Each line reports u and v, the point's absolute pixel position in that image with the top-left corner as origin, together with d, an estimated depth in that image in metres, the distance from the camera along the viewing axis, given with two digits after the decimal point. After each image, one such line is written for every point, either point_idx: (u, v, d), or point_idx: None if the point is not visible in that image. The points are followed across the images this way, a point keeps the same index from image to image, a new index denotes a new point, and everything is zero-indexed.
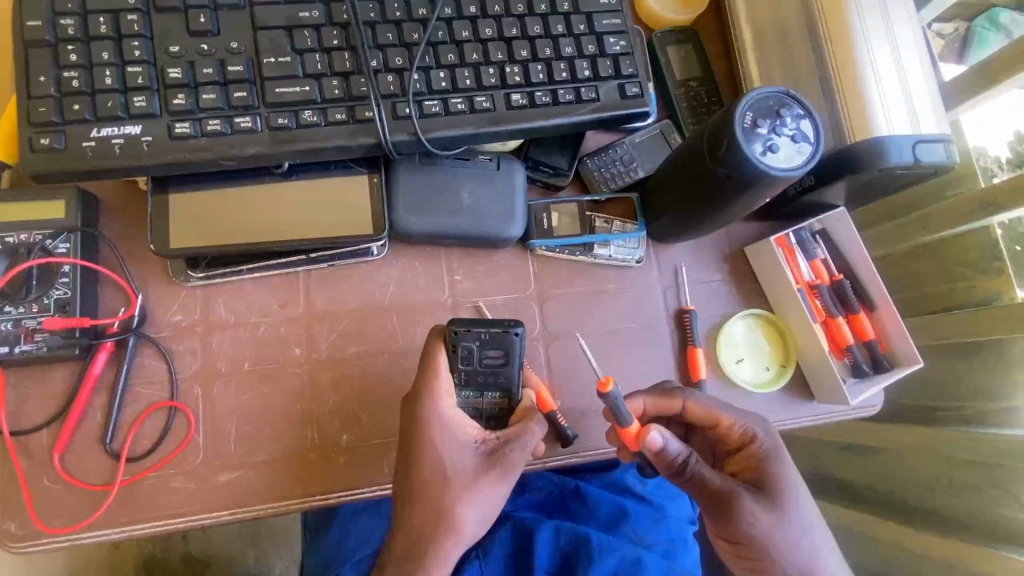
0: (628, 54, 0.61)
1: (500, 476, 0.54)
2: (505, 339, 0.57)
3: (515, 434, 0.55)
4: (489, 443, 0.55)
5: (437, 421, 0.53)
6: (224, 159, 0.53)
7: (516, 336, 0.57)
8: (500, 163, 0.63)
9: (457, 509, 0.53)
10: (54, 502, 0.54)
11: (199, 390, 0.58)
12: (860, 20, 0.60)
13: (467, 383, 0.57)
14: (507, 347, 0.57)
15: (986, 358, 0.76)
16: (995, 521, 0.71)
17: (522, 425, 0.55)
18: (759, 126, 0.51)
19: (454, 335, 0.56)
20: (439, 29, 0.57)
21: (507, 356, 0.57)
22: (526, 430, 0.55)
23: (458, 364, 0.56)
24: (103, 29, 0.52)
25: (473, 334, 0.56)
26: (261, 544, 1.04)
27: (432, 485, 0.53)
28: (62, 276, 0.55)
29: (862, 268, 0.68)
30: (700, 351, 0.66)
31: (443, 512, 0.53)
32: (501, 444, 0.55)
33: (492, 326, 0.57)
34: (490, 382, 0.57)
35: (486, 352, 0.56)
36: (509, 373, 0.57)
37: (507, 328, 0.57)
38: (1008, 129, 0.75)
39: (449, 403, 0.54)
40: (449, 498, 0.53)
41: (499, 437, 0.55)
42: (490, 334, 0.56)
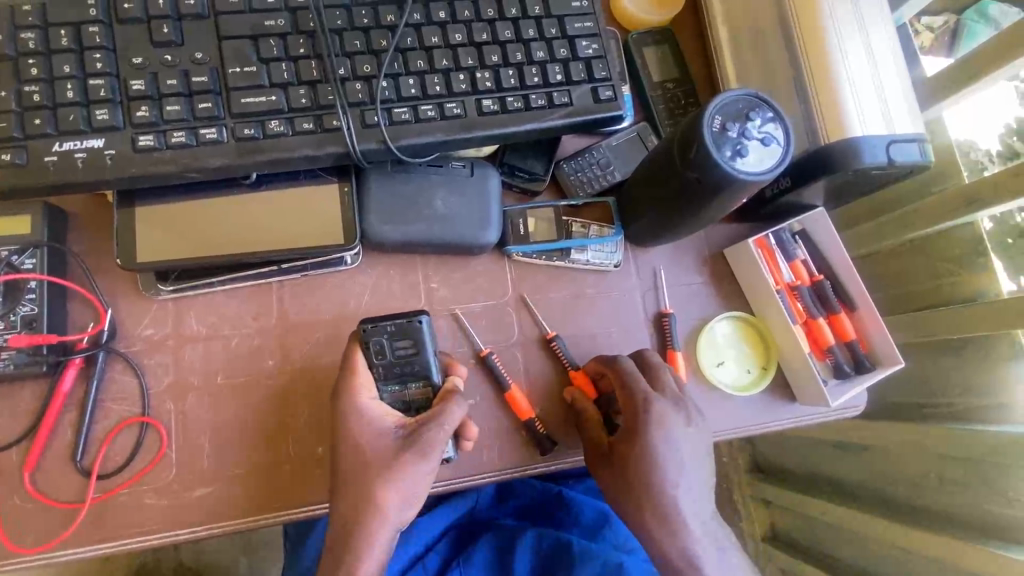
0: (600, 57, 0.60)
1: (417, 457, 0.52)
2: (415, 328, 0.56)
3: (431, 415, 0.54)
4: (407, 428, 0.54)
5: (355, 413, 0.53)
6: (190, 171, 0.53)
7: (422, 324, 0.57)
8: (474, 170, 0.62)
9: (379, 495, 0.52)
10: (25, 521, 0.54)
11: (171, 404, 0.57)
12: (834, 19, 0.60)
13: (388, 377, 0.56)
14: (414, 334, 0.56)
15: (973, 354, 0.76)
16: (985, 518, 0.71)
17: (439, 405, 0.54)
18: (728, 130, 0.51)
19: (363, 332, 0.55)
20: (407, 35, 0.57)
21: (419, 344, 0.56)
22: (442, 409, 0.53)
23: (373, 361, 0.55)
24: (64, 42, 0.52)
25: (380, 328, 0.56)
26: (252, 554, 1.04)
27: (358, 473, 0.52)
28: (29, 292, 0.55)
29: (842, 268, 0.68)
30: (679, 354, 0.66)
31: (364, 499, 0.52)
32: (418, 427, 0.53)
33: (397, 317, 0.56)
34: (410, 374, 0.56)
35: (397, 344, 0.56)
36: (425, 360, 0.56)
37: (413, 317, 0.56)
38: (1001, 120, 0.73)
39: (365, 395, 0.54)
40: (370, 481, 0.52)
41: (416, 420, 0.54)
42: (396, 325, 0.56)
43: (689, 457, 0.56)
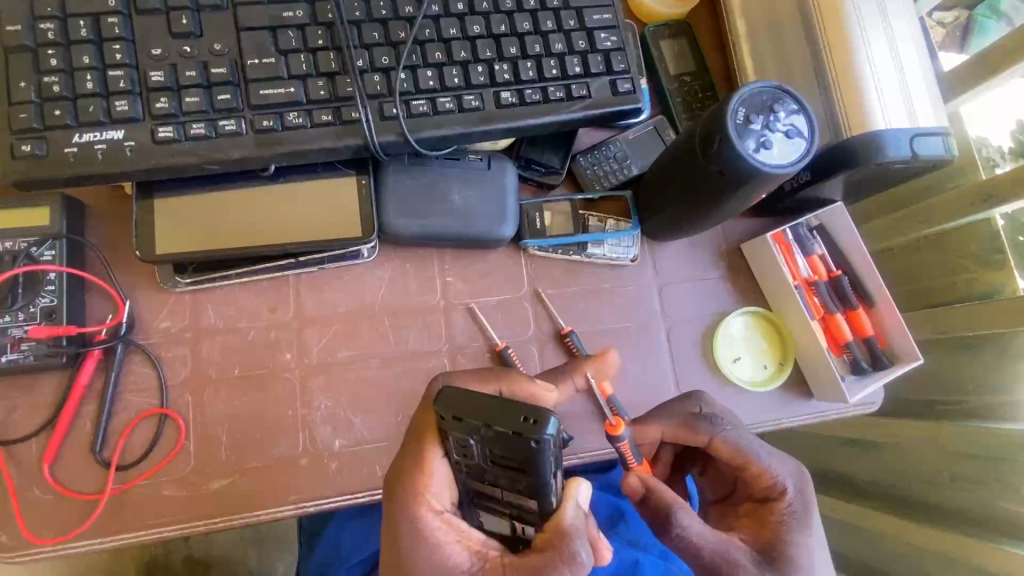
0: (619, 49, 0.60)
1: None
2: (526, 443, 0.41)
3: (532, 567, 0.45)
4: (482, 565, 0.47)
5: (417, 532, 0.47)
6: (208, 163, 0.53)
7: (537, 445, 0.41)
8: (491, 163, 0.62)
9: None
10: (45, 512, 0.54)
11: (189, 396, 0.57)
12: (856, 10, 0.59)
13: (472, 471, 0.46)
14: (530, 453, 0.41)
15: (987, 352, 0.74)
16: (998, 516, 0.70)
17: (543, 558, 0.45)
18: (752, 122, 0.50)
19: (445, 423, 0.43)
20: (426, 27, 0.56)
21: (526, 461, 0.42)
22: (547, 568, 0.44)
23: (454, 453, 0.45)
24: (83, 33, 0.51)
25: (470, 428, 0.42)
26: (263, 547, 1.04)
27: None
28: (48, 283, 0.55)
29: (861, 263, 0.67)
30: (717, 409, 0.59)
31: None
32: (499, 568, 0.46)
33: (497, 421, 0.41)
34: (506, 481, 0.45)
35: (492, 450, 0.43)
36: (532, 478, 0.43)
37: (532, 434, 0.40)
38: (1011, 118, 0.72)
39: (431, 509, 0.47)
40: None
41: (504, 565, 0.46)
42: (492, 433, 0.42)
43: (817, 548, 0.55)
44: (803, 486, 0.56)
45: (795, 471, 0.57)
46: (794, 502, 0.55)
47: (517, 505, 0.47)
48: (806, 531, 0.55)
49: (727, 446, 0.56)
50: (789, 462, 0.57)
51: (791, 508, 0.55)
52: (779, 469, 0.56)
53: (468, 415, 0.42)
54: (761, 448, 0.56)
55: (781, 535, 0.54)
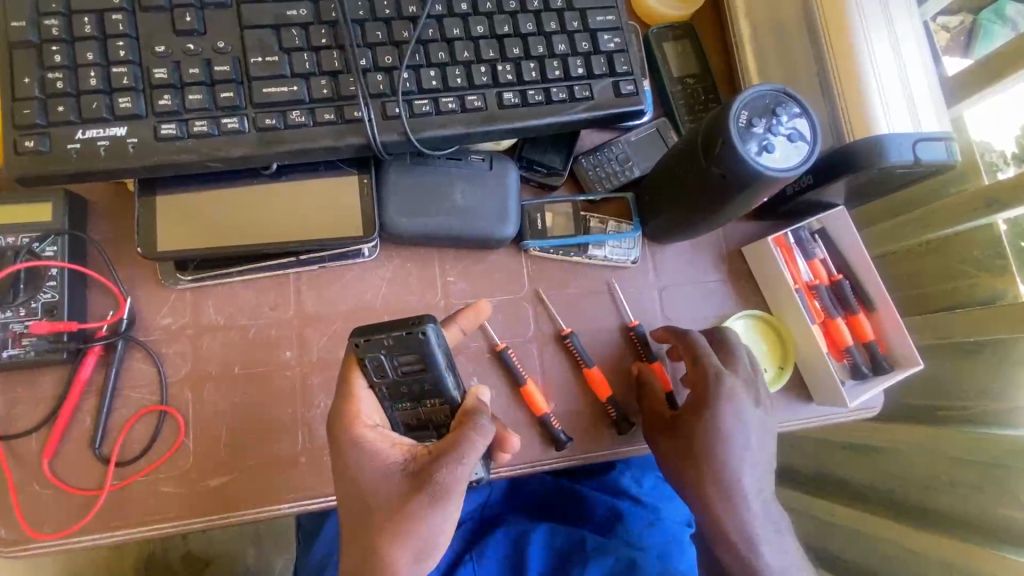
0: (622, 51, 0.60)
1: (430, 502, 0.46)
2: (415, 340, 0.46)
3: (448, 450, 0.47)
4: (415, 464, 0.48)
5: (354, 448, 0.48)
6: (211, 160, 0.53)
7: (425, 337, 0.46)
8: (493, 163, 0.62)
9: (387, 542, 0.46)
10: (44, 506, 0.54)
11: (189, 393, 0.57)
12: (860, 14, 0.59)
13: (394, 395, 0.49)
14: (418, 350, 0.47)
15: (989, 356, 0.75)
16: (995, 522, 0.70)
17: (459, 432, 0.47)
18: (755, 126, 0.50)
19: (357, 350, 0.46)
20: (429, 27, 0.56)
21: (423, 359, 0.47)
22: (464, 442, 0.46)
23: (372, 379, 0.48)
24: (87, 29, 0.51)
25: (377, 343, 0.46)
26: (261, 544, 1.04)
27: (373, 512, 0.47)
28: (50, 279, 0.55)
29: (863, 268, 0.67)
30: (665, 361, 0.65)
31: (373, 546, 0.47)
32: (428, 463, 0.47)
33: (394, 329, 0.46)
34: (425, 393, 0.49)
35: (400, 359, 0.47)
36: (436, 378, 0.48)
37: (416, 328, 0.46)
38: (1016, 121, 0.71)
39: (365, 426, 0.48)
40: (381, 532, 0.46)
41: (430, 454, 0.48)
42: (394, 341, 0.46)
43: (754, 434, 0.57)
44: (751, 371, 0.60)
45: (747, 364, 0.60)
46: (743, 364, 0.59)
47: (434, 418, 0.51)
48: (735, 398, 0.57)
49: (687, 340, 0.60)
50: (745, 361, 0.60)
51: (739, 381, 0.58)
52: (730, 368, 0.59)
53: (373, 332, 0.46)
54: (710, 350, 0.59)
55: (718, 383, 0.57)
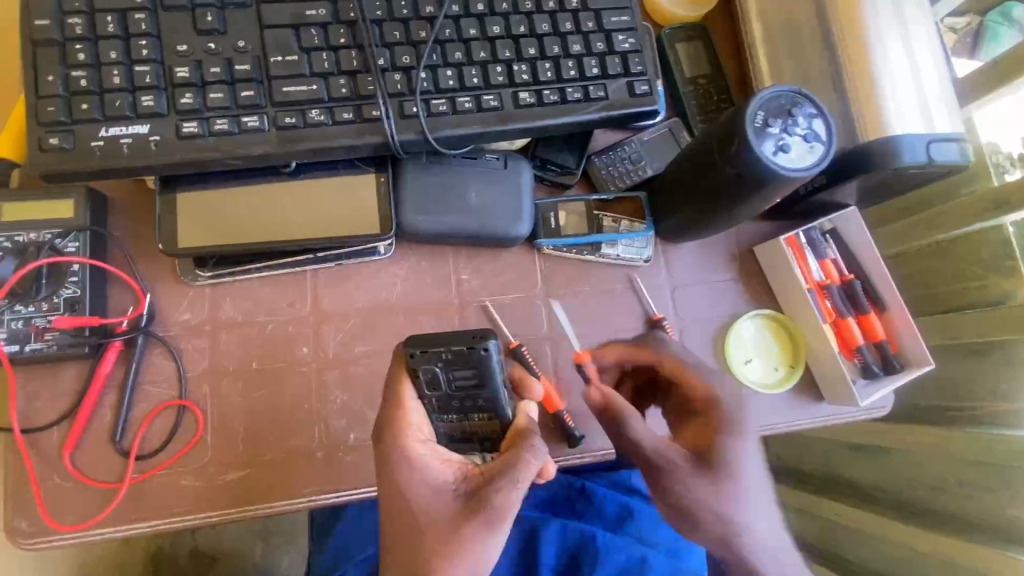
0: (637, 51, 0.60)
1: (485, 526, 0.47)
2: (475, 356, 0.47)
3: (502, 470, 0.48)
4: (468, 483, 0.49)
5: (405, 463, 0.48)
6: (231, 158, 0.53)
7: (486, 353, 0.47)
8: (507, 162, 0.63)
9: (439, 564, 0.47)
10: (65, 499, 0.55)
11: (207, 388, 0.58)
12: (874, 16, 0.59)
13: (442, 409, 0.49)
14: (477, 365, 0.47)
15: (996, 357, 0.75)
16: (1002, 521, 0.70)
17: (516, 455, 0.48)
18: (770, 126, 0.50)
19: (411, 359, 0.47)
20: (446, 27, 0.57)
21: (480, 375, 0.47)
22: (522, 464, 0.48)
23: (422, 392, 0.48)
24: (110, 28, 0.52)
25: (432, 356, 0.46)
26: (270, 540, 1.05)
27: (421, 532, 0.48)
28: (71, 275, 0.56)
29: (874, 268, 0.67)
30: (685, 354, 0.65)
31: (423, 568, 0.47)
32: (483, 482, 0.48)
33: (453, 343, 0.46)
34: (475, 408, 0.49)
35: (455, 373, 0.47)
36: (491, 395, 0.49)
37: (478, 345, 0.46)
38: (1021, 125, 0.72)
39: (416, 441, 0.49)
40: (431, 553, 0.47)
41: (484, 475, 0.49)
42: (453, 354, 0.46)
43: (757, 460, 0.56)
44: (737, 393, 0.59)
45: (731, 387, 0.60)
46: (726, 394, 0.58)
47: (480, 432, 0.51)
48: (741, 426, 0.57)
49: (676, 360, 0.60)
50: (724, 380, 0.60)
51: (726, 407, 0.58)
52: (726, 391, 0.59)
53: (428, 342, 0.46)
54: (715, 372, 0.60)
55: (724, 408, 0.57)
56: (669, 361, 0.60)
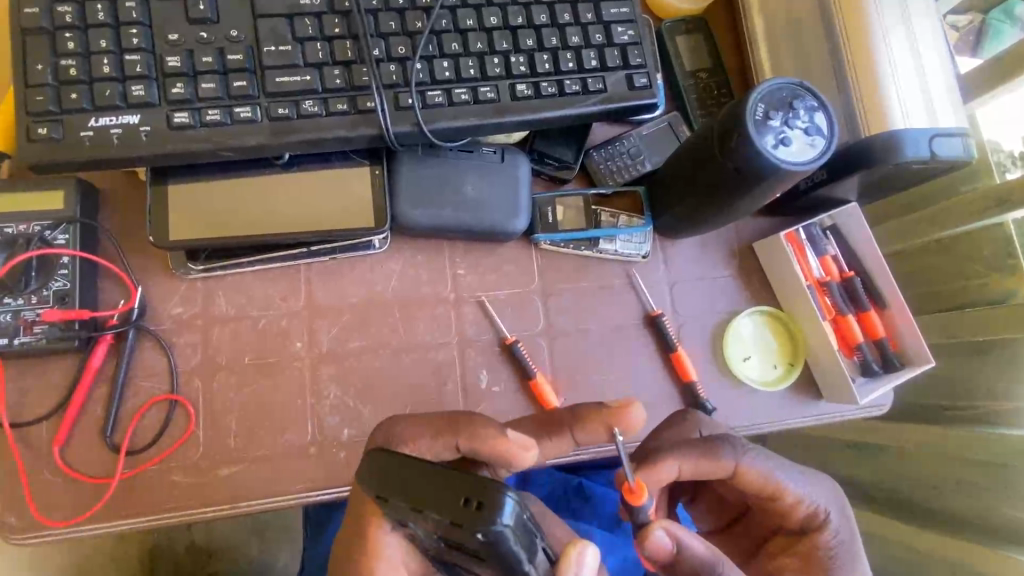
0: (636, 43, 0.59)
1: None
2: (471, 533, 0.35)
3: None
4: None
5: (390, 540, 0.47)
6: (223, 150, 0.53)
7: (500, 534, 0.34)
8: (504, 156, 0.62)
9: None
10: (55, 495, 0.54)
11: (199, 383, 0.57)
12: (877, 8, 0.58)
13: (435, 551, 0.42)
14: (467, 544, 0.36)
15: (998, 357, 0.73)
16: (1000, 521, 0.70)
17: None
18: (771, 119, 0.50)
19: (381, 505, 0.38)
20: (443, 17, 0.56)
21: (481, 548, 0.36)
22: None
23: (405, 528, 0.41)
24: (101, 16, 0.51)
25: (404, 509, 0.37)
26: (265, 536, 1.05)
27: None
28: (61, 267, 0.55)
29: (874, 266, 0.66)
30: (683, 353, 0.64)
31: None
32: None
33: (437, 510, 0.35)
34: (474, 564, 0.39)
35: (440, 532, 0.36)
36: (493, 567, 0.37)
37: (478, 523, 0.34)
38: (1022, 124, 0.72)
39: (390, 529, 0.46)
40: None
41: None
42: (435, 519, 0.35)
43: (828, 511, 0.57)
44: (839, 495, 0.58)
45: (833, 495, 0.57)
46: (837, 530, 0.56)
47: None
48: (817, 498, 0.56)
49: (756, 474, 0.54)
50: (837, 498, 0.57)
51: (835, 546, 0.57)
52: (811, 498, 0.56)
53: (397, 494, 0.36)
54: (797, 477, 0.55)
55: (829, 566, 0.56)
56: (749, 476, 0.53)
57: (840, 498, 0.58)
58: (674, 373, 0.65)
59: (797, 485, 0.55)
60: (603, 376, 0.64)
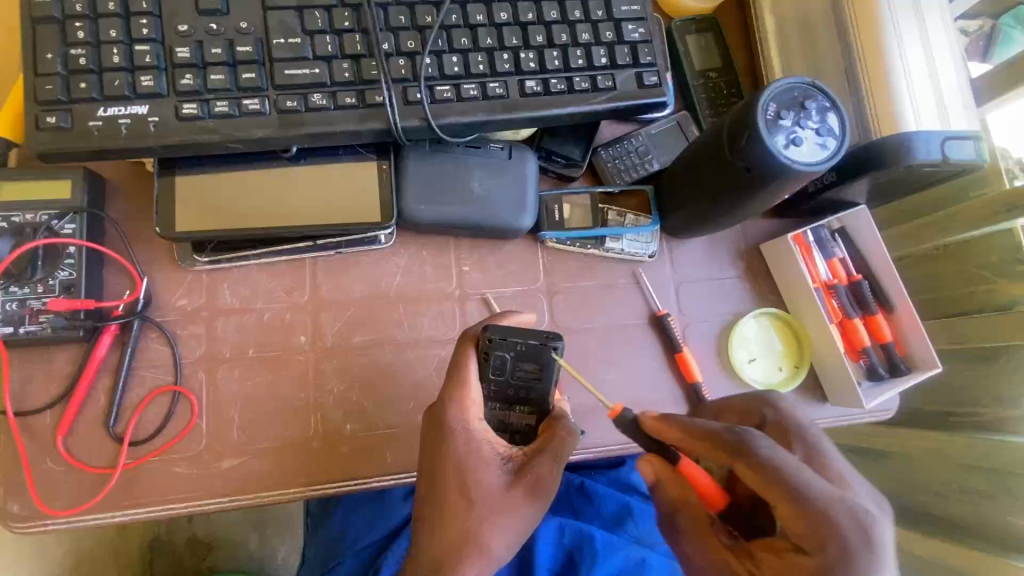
0: (647, 41, 0.59)
1: (530, 501, 0.49)
2: (545, 350, 0.51)
3: (544, 450, 0.50)
4: (515, 463, 0.50)
5: (463, 391, 0.49)
6: (231, 142, 0.53)
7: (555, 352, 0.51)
8: (512, 152, 0.62)
9: (493, 521, 0.48)
10: (59, 483, 0.54)
11: (202, 374, 0.57)
12: (890, 7, 0.58)
13: (495, 396, 0.53)
14: (541, 358, 0.52)
15: (1004, 363, 0.71)
16: (1006, 529, 0.68)
17: (554, 444, 0.50)
18: (782, 118, 0.49)
19: (487, 344, 0.51)
20: (453, 12, 0.56)
21: (544, 368, 0.52)
22: (552, 443, 0.50)
23: (489, 375, 0.52)
24: (111, 6, 0.51)
25: (508, 344, 0.51)
26: (266, 530, 1.05)
27: (481, 508, 0.48)
28: (67, 257, 0.55)
29: (883, 270, 0.66)
30: (688, 353, 0.64)
31: (480, 525, 0.48)
32: (527, 461, 0.50)
33: (530, 337, 0.52)
34: (523, 397, 0.53)
35: (522, 364, 0.52)
36: (544, 392, 0.52)
37: (550, 340, 0.51)
38: None
39: (472, 380, 0.50)
40: (477, 517, 0.48)
41: (527, 458, 0.50)
42: (527, 347, 0.52)
43: (837, 503, 0.43)
44: (868, 526, 0.43)
45: (872, 517, 0.43)
46: (841, 522, 0.42)
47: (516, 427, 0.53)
48: (823, 486, 0.44)
49: (763, 473, 0.44)
50: (871, 535, 0.42)
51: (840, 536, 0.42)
52: (828, 500, 0.43)
53: (503, 337, 0.51)
54: (818, 478, 0.44)
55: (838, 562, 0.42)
56: (748, 467, 0.45)
57: (874, 538, 0.42)
58: (679, 376, 0.64)
59: (811, 478, 0.44)
60: (609, 375, 0.63)
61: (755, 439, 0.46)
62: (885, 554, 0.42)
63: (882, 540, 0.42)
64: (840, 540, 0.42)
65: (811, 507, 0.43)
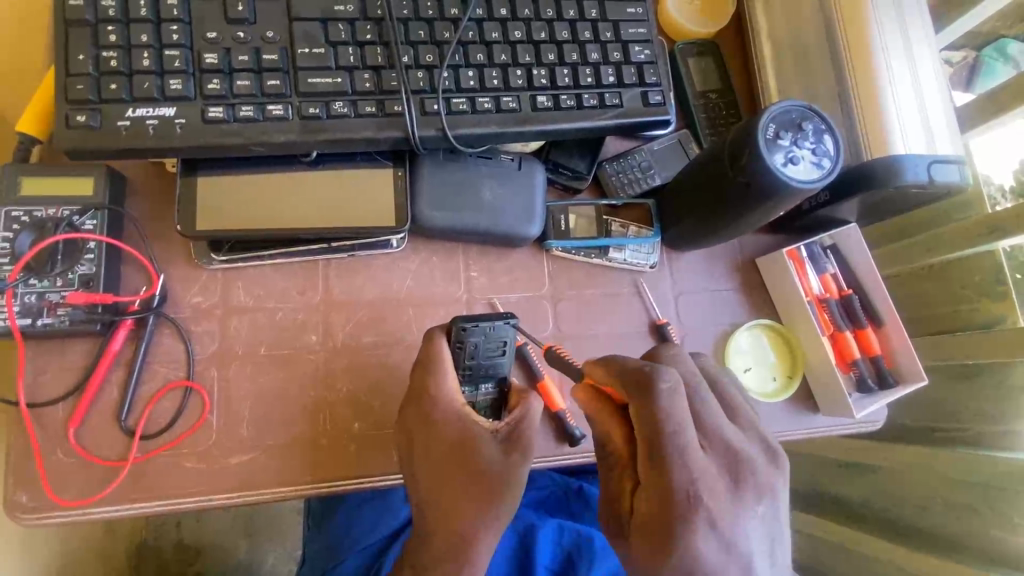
0: (652, 62, 0.62)
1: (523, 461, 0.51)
2: (503, 330, 0.55)
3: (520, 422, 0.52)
4: (502, 435, 0.52)
5: (439, 378, 0.52)
6: (254, 144, 0.54)
7: (512, 328, 0.56)
8: (521, 163, 0.64)
9: (496, 487, 0.50)
10: (69, 475, 0.55)
11: (214, 370, 0.59)
12: (880, 37, 0.62)
13: (467, 380, 0.56)
14: (505, 337, 0.56)
15: (987, 380, 0.76)
16: (992, 544, 0.70)
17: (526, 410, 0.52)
18: (781, 138, 0.53)
19: (459, 331, 0.54)
20: (470, 29, 0.59)
21: (502, 346, 0.56)
22: (526, 405, 0.52)
23: (464, 360, 0.55)
24: (143, 11, 0.53)
25: (475, 328, 0.54)
26: (256, 535, 1.05)
27: (477, 479, 0.50)
28: (87, 251, 0.56)
29: (871, 286, 0.69)
30: None
31: (483, 492, 0.50)
32: (512, 431, 0.52)
33: (493, 319, 0.55)
34: (484, 377, 0.56)
35: (483, 346, 0.55)
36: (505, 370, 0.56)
37: (507, 316, 0.55)
38: (1012, 158, 0.73)
39: (449, 368, 0.53)
40: (478, 485, 0.50)
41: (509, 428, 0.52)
42: (493, 328, 0.55)
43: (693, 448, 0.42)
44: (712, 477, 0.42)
45: (725, 508, 0.42)
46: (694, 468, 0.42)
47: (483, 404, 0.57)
48: (680, 429, 0.42)
49: (653, 434, 0.42)
50: (717, 532, 0.41)
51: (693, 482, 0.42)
52: (685, 444, 0.42)
53: (463, 325, 0.54)
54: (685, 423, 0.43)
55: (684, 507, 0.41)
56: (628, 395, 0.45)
57: (721, 532, 0.41)
58: None
59: (677, 420, 0.43)
60: None
61: (663, 392, 0.43)
62: (715, 508, 0.41)
63: (674, 519, 0.41)
64: (685, 484, 0.41)
65: (672, 446, 0.42)
